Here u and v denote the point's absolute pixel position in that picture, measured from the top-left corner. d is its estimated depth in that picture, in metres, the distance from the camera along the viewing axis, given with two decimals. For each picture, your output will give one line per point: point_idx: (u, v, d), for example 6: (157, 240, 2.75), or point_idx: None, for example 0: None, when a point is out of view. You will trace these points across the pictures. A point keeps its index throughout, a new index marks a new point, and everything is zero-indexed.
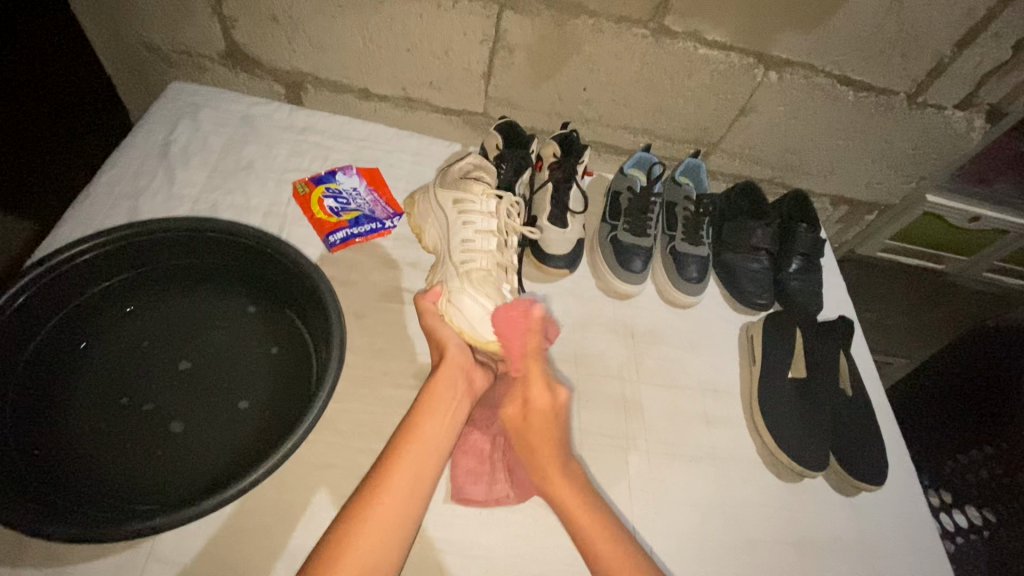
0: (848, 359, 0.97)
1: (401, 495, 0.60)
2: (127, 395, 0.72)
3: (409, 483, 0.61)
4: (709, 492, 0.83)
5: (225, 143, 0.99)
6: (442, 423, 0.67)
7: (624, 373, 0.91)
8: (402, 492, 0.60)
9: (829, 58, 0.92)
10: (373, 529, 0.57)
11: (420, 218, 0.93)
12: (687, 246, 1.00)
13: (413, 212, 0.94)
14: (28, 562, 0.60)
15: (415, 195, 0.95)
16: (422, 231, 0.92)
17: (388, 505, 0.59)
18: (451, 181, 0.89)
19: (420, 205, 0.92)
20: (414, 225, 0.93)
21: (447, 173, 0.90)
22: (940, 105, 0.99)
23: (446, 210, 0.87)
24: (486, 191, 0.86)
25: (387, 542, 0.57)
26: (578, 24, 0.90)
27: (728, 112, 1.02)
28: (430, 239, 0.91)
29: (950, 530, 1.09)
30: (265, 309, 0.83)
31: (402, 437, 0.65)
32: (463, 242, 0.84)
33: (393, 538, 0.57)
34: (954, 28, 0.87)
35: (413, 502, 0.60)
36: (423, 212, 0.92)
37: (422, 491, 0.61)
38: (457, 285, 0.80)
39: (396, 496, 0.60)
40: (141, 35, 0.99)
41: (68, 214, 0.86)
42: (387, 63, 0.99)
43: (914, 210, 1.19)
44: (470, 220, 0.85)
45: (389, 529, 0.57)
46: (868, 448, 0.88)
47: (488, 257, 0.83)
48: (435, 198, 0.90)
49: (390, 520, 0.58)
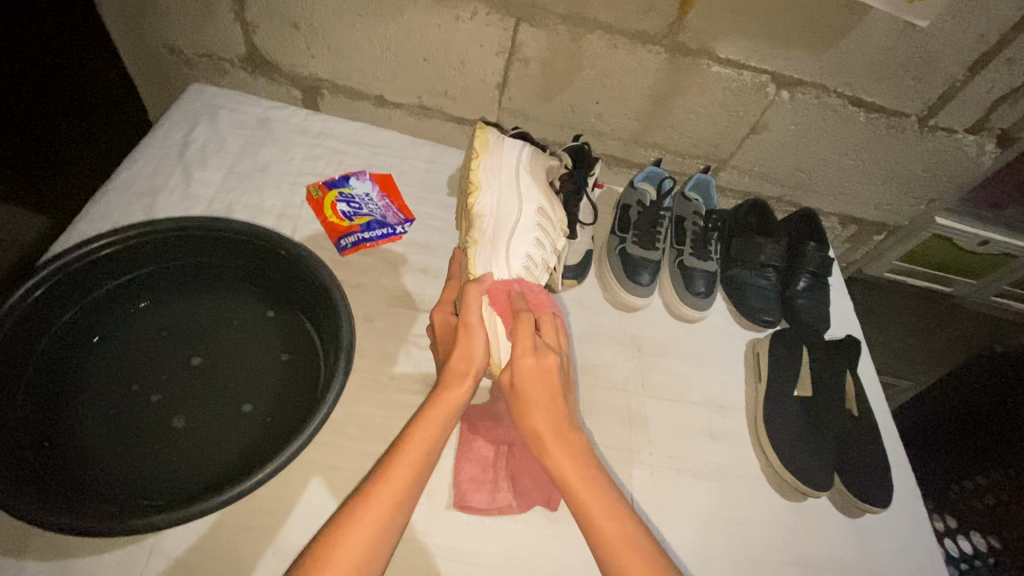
0: (855, 379, 0.97)
1: (390, 505, 0.59)
2: (137, 384, 0.73)
3: (398, 494, 0.60)
4: (713, 508, 0.83)
5: (241, 146, 1.01)
6: (443, 425, 0.66)
7: (629, 386, 0.92)
8: (392, 501, 0.59)
9: (841, 80, 0.93)
10: (364, 531, 0.57)
11: (483, 175, 0.84)
12: (694, 260, 1.01)
13: (483, 158, 0.85)
14: (32, 554, 0.61)
15: (490, 133, 0.86)
16: (479, 192, 0.84)
17: (377, 513, 0.58)
18: (540, 181, 0.87)
19: (495, 160, 0.85)
20: (474, 177, 0.84)
21: (536, 160, 0.88)
22: (951, 128, 0.99)
23: (524, 200, 0.85)
24: (561, 225, 0.88)
25: (373, 553, 0.56)
26: (593, 39, 0.91)
27: (739, 129, 1.03)
28: (483, 203, 0.84)
29: (956, 556, 1.11)
30: (278, 311, 0.84)
31: (398, 446, 0.64)
32: (524, 257, 0.83)
33: (378, 554, 0.57)
34: (966, 53, 0.88)
35: (403, 512, 0.60)
36: (490, 171, 0.85)
37: (410, 504, 0.61)
38: (504, 299, 0.78)
39: (383, 507, 0.59)
40: (163, 37, 1.01)
41: (87, 210, 0.87)
42: (403, 72, 1.01)
43: (923, 232, 1.19)
44: (542, 239, 0.85)
45: (375, 540, 0.57)
46: (873, 468, 0.87)
47: (536, 288, 0.84)
48: (516, 178, 0.85)
49: (376, 531, 0.57)
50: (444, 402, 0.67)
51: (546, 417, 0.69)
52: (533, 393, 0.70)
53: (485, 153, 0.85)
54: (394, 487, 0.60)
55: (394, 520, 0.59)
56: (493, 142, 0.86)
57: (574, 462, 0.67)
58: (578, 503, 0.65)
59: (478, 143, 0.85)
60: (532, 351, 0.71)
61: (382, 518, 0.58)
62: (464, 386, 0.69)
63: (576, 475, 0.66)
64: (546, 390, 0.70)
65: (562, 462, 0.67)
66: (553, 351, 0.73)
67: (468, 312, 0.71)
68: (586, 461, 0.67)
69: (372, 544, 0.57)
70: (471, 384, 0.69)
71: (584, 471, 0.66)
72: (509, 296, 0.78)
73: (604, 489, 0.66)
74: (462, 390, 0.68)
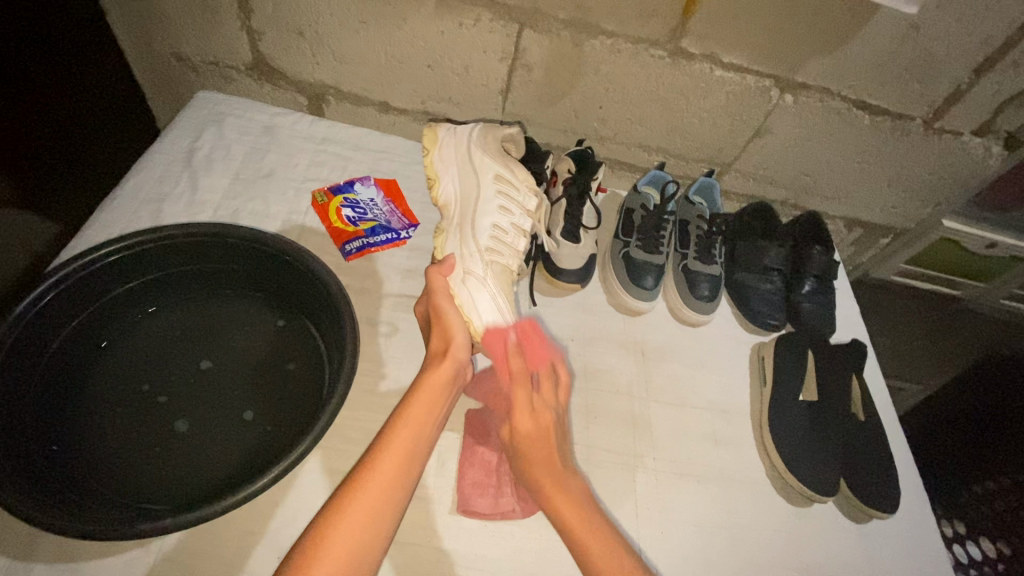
0: (861, 384, 0.96)
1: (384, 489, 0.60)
2: (147, 383, 0.74)
3: (390, 481, 0.60)
4: (718, 513, 0.82)
5: (248, 152, 1.02)
6: (428, 410, 0.67)
7: (633, 390, 0.92)
8: (384, 487, 0.60)
9: (845, 83, 0.93)
10: (354, 523, 0.56)
11: (439, 165, 0.86)
12: (698, 264, 1.01)
13: (431, 149, 0.87)
14: (40, 558, 0.61)
15: (436, 128, 0.87)
16: (439, 183, 0.86)
17: (370, 498, 0.58)
18: (495, 152, 0.86)
19: (445, 147, 0.86)
20: (431, 171, 0.86)
21: (490, 134, 0.88)
22: (957, 131, 0.98)
23: (482, 176, 0.85)
24: (528, 185, 0.86)
25: (371, 536, 0.57)
26: (596, 44, 0.91)
27: (743, 132, 1.02)
28: (446, 192, 0.86)
29: (963, 562, 1.11)
30: (285, 317, 0.85)
31: (387, 431, 0.64)
32: (494, 228, 0.83)
33: (380, 532, 0.57)
34: (972, 55, 0.87)
35: (398, 492, 0.60)
36: (445, 161, 0.86)
37: (409, 482, 0.62)
38: (479, 274, 0.78)
39: (375, 492, 0.59)
40: (171, 46, 1.02)
41: (95, 217, 0.88)
42: (408, 78, 1.01)
43: (930, 235, 1.18)
44: (506, 206, 0.84)
45: (371, 530, 0.57)
46: (879, 472, 0.87)
47: (515, 253, 0.84)
48: (471, 155, 0.86)
49: (371, 516, 0.57)
50: (428, 386, 0.68)
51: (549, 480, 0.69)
52: (535, 453, 0.70)
53: (436, 145, 0.87)
54: (384, 474, 0.60)
55: (390, 504, 0.59)
56: (442, 135, 0.87)
57: (579, 512, 0.67)
58: (583, 549, 0.64)
59: (426, 140, 0.87)
60: (530, 411, 0.71)
61: (372, 508, 0.58)
62: (444, 365, 0.70)
63: (591, 538, 0.65)
64: (546, 448, 0.70)
65: (574, 521, 0.66)
66: (550, 407, 0.73)
67: (447, 314, 0.73)
68: (588, 512, 0.67)
69: (363, 537, 0.56)
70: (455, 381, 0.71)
71: (586, 518, 0.66)
72: (480, 270, 0.78)
73: (610, 538, 0.65)
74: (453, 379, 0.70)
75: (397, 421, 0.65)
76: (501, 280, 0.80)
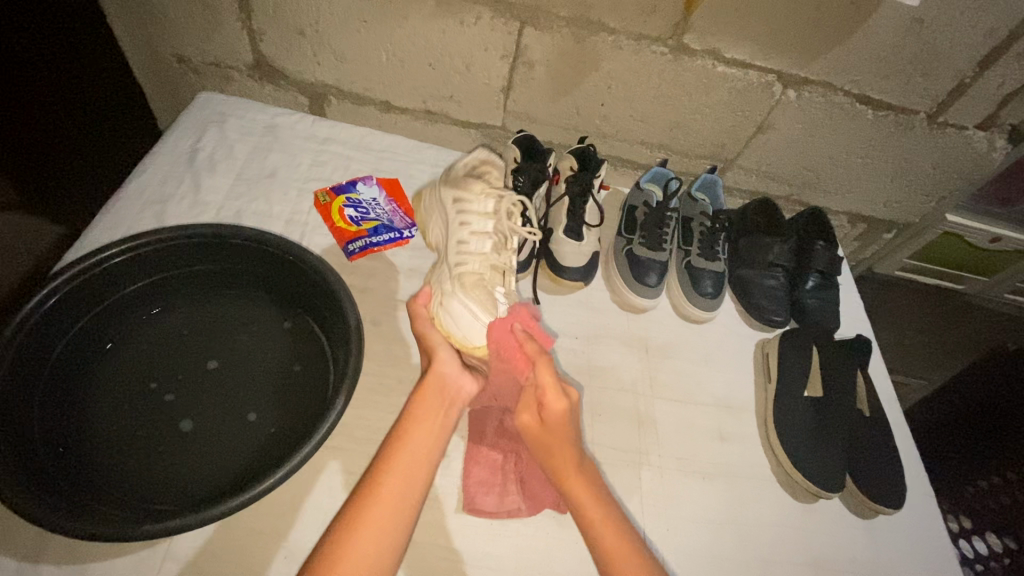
0: (866, 379, 0.96)
1: (397, 497, 0.60)
2: (154, 381, 0.75)
3: (404, 490, 0.60)
4: (724, 510, 0.82)
5: (250, 152, 1.02)
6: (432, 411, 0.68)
7: (637, 387, 0.91)
8: (396, 497, 0.59)
9: (847, 78, 0.92)
10: (372, 528, 0.57)
11: (424, 214, 0.95)
12: (702, 260, 1.01)
13: (417, 204, 0.96)
14: (48, 559, 0.62)
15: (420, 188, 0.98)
16: (427, 229, 0.94)
17: (384, 509, 0.58)
18: (452, 179, 0.86)
19: (423, 197, 0.95)
20: (420, 222, 0.96)
21: (449, 169, 0.89)
22: (961, 125, 0.98)
23: (445, 204, 0.86)
24: (483, 189, 0.83)
25: (386, 543, 0.56)
26: (598, 41, 0.91)
27: (746, 128, 1.02)
28: (434, 234, 0.92)
29: (970, 557, 1.09)
30: (287, 315, 0.85)
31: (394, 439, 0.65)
32: (459, 244, 0.81)
33: (398, 531, 0.58)
34: (975, 48, 0.87)
35: (412, 499, 0.60)
36: (426, 208, 0.94)
37: (422, 489, 0.61)
38: (450, 291, 0.77)
39: (391, 498, 0.59)
40: (172, 47, 1.02)
41: (97, 219, 0.88)
42: (409, 77, 1.01)
43: (933, 229, 1.18)
44: (466, 218, 0.82)
45: (390, 532, 0.57)
46: (884, 468, 0.87)
47: (486, 260, 0.79)
48: (437, 191, 0.89)
49: (385, 525, 0.57)
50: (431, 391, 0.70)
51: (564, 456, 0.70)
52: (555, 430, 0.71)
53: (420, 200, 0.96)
54: (396, 483, 0.61)
55: (403, 509, 0.59)
56: (421, 192, 0.96)
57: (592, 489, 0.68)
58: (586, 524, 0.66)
59: (414, 199, 0.98)
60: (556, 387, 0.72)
61: (388, 511, 0.58)
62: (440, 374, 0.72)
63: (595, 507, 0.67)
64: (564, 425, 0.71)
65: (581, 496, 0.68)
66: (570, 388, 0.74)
67: (427, 330, 0.77)
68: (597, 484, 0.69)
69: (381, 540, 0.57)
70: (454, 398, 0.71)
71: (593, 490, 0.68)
72: (451, 289, 0.77)
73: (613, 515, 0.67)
74: (448, 389, 0.71)
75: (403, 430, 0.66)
76: (472, 290, 0.76)
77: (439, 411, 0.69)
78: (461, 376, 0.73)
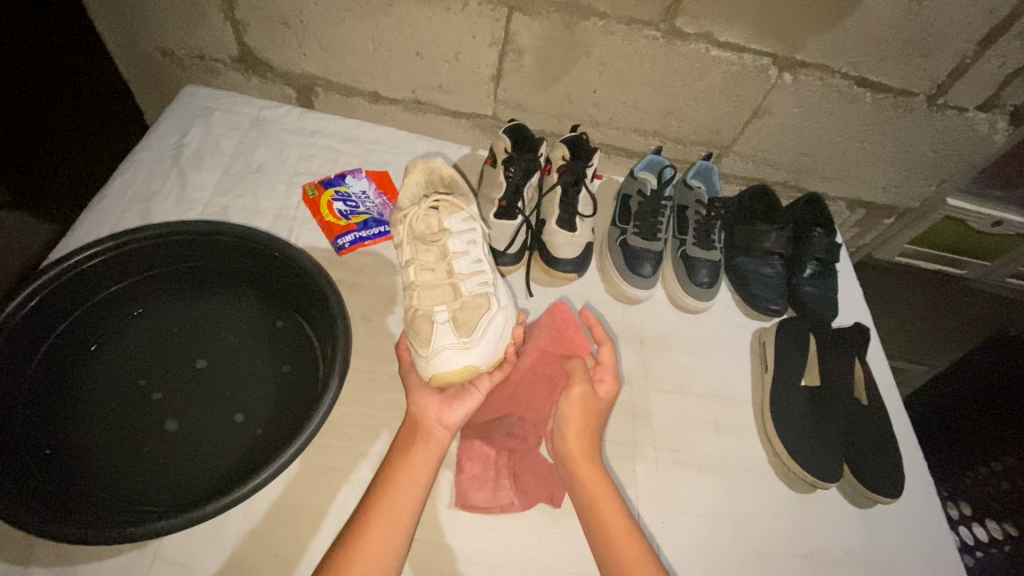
0: (865, 368, 0.95)
1: (384, 531, 0.60)
2: (143, 379, 0.74)
3: (393, 524, 0.60)
4: (720, 502, 0.82)
5: (237, 147, 1.01)
6: (404, 437, 0.68)
7: (632, 379, 0.90)
8: (396, 503, 0.62)
9: (845, 59, 0.90)
10: (381, 529, 0.60)
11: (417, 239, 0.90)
12: (697, 250, 0.99)
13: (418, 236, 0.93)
14: (37, 562, 0.61)
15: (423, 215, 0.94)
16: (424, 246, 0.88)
17: (374, 544, 0.59)
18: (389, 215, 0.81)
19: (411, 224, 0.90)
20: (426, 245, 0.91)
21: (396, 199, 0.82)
22: (961, 106, 0.96)
23: None
24: (392, 219, 0.76)
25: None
26: (588, 26, 0.89)
27: (741, 114, 1.00)
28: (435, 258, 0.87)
29: (969, 545, 1.09)
30: (275, 313, 0.84)
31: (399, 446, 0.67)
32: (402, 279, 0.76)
33: (401, 531, 0.60)
34: (976, 27, 0.85)
35: (401, 533, 0.60)
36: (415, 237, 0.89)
37: (411, 520, 0.61)
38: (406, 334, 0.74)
39: (396, 498, 0.62)
40: (155, 40, 1.00)
41: (82, 218, 0.87)
42: (397, 67, 0.99)
43: (934, 214, 1.16)
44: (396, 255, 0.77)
45: (393, 533, 0.60)
46: (883, 459, 0.85)
47: (419, 286, 0.73)
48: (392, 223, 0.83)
49: (377, 561, 0.58)
50: (410, 419, 0.70)
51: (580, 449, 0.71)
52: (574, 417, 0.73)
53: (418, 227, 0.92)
54: (385, 516, 0.61)
55: (395, 544, 0.59)
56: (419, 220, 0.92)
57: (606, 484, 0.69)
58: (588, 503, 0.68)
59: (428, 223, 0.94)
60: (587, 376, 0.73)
61: (399, 509, 0.61)
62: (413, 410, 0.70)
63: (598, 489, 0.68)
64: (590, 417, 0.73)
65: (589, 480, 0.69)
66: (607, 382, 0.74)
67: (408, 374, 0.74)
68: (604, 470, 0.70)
69: (389, 537, 0.59)
70: (430, 432, 0.68)
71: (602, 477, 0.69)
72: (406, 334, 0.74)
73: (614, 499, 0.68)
74: (420, 419, 0.69)
75: (404, 438, 0.68)
76: (413, 326, 0.71)
77: (412, 433, 0.68)
78: (438, 408, 0.70)
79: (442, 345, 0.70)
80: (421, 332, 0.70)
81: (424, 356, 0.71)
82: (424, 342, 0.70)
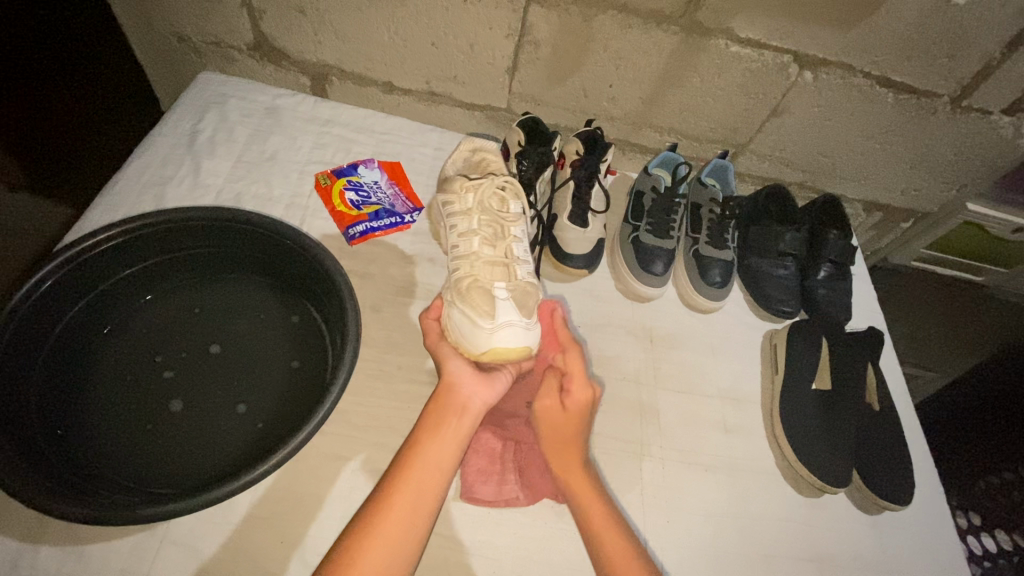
0: (879, 373, 0.93)
1: (406, 511, 0.59)
2: (160, 356, 0.76)
3: (422, 490, 0.61)
4: (725, 503, 0.81)
5: (250, 134, 1.00)
6: (439, 412, 0.67)
7: (641, 377, 0.90)
8: (427, 464, 0.63)
9: (868, 59, 0.88)
10: (410, 491, 0.60)
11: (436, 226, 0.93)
12: (710, 249, 0.98)
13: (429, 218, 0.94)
14: (48, 540, 0.62)
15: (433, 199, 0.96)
16: (438, 235, 0.92)
17: (402, 511, 0.59)
18: (444, 181, 0.89)
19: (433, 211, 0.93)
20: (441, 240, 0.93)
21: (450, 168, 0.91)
22: (986, 109, 0.93)
23: (440, 208, 0.87)
24: (462, 183, 0.82)
25: (403, 548, 0.57)
26: (605, 20, 0.88)
27: (760, 112, 0.99)
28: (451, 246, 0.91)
29: (979, 554, 1.07)
30: (286, 301, 0.84)
31: (432, 406, 0.68)
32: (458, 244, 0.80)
33: (430, 494, 0.61)
34: (1005, 28, 0.82)
35: (427, 507, 0.60)
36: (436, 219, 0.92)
37: (436, 501, 0.61)
38: (454, 301, 0.75)
39: (428, 458, 0.63)
40: (172, 26, 1.00)
41: (97, 201, 0.88)
42: (411, 57, 0.99)
43: (952, 219, 1.14)
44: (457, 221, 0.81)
45: (422, 493, 0.60)
46: (894, 465, 0.84)
47: (483, 260, 0.77)
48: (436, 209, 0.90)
49: (403, 528, 0.58)
50: (444, 391, 0.69)
51: (570, 449, 0.73)
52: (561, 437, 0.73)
53: (431, 221, 0.94)
54: (414, 482, 0.61)
55: (419, 514, 0.59)
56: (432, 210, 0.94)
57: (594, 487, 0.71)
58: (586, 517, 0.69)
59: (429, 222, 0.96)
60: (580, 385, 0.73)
61: (428, 468, 0.62)
62: (448, 390, 0.69)
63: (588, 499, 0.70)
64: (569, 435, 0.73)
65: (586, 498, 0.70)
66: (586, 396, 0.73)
67: (441, 343, 0.75)
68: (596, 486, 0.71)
69: (416, 499, 0.60)
70: (464, 406, 0.68)
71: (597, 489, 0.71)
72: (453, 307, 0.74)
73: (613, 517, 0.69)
74: (458, 393, 0.69)
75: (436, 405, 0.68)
76: (470, 295, 0.73)
77: (449, 407, 0.67)
78: (473, 382, 0.71)
79: (506, 321, 0.71)
80: (484, 304, 0.72)
81: (485, 329, 0.70)
82: (486, 314, 0.71)
